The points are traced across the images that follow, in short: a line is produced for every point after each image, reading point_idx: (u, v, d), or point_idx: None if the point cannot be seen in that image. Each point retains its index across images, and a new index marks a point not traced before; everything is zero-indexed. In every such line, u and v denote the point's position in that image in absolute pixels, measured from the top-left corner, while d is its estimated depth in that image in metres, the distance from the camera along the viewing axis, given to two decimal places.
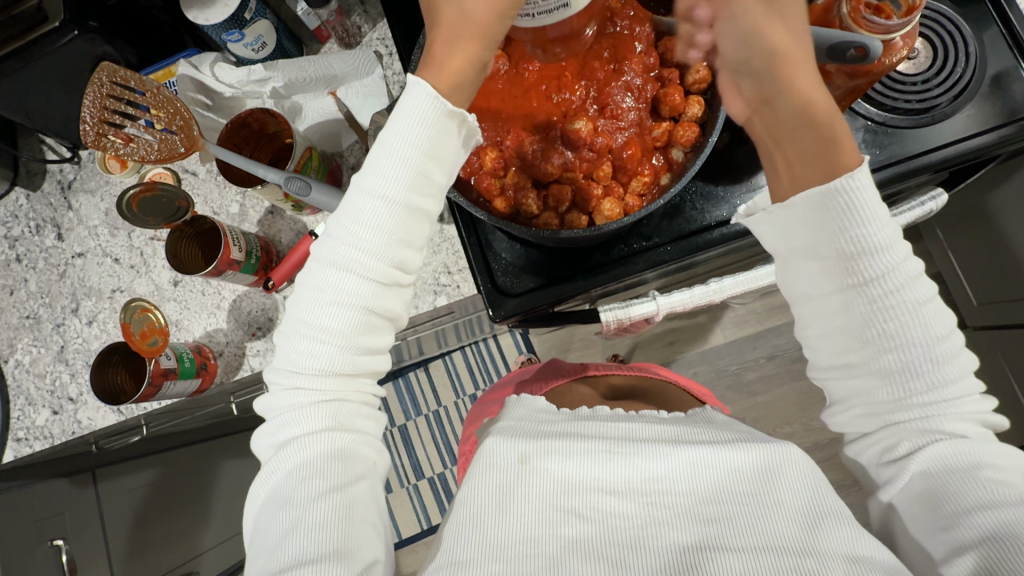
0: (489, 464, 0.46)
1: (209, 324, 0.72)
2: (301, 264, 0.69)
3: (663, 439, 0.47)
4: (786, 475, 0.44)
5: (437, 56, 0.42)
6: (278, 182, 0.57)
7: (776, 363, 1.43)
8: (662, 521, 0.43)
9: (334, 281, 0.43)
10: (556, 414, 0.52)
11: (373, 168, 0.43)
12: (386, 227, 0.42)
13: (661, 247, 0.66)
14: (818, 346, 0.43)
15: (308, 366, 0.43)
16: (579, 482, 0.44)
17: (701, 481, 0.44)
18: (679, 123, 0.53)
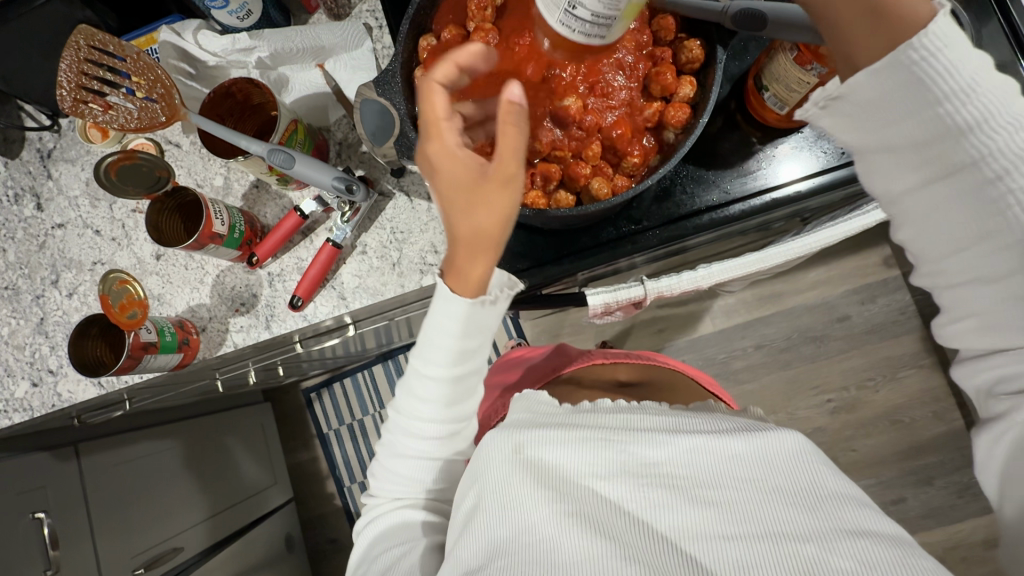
0: (490, 458, 0.48)
1: (192, 299, 0.71)
2: (286, 240, 0.68)
3: (659, 426, 0.47)
4: (780, 461, 0.44)
5: (466, 269, 0.44)
6: (261, 154, 0.57)
7: (765, 353, 1.44)
8: (660, 504, 0.42)
9: (407, 431, 0.55)
10: (556, 406, 0.53)
11: (416, 351, 0.51)
12: (435, 397, 0.51)
13: (651, 232, 0.66)
14: (922, 247, 0.42)
15: (395, 489, 0.57)
16: (575, 470, 0.45)
17: (699, 466, 0.44)
18: (670, 103, 0.52)
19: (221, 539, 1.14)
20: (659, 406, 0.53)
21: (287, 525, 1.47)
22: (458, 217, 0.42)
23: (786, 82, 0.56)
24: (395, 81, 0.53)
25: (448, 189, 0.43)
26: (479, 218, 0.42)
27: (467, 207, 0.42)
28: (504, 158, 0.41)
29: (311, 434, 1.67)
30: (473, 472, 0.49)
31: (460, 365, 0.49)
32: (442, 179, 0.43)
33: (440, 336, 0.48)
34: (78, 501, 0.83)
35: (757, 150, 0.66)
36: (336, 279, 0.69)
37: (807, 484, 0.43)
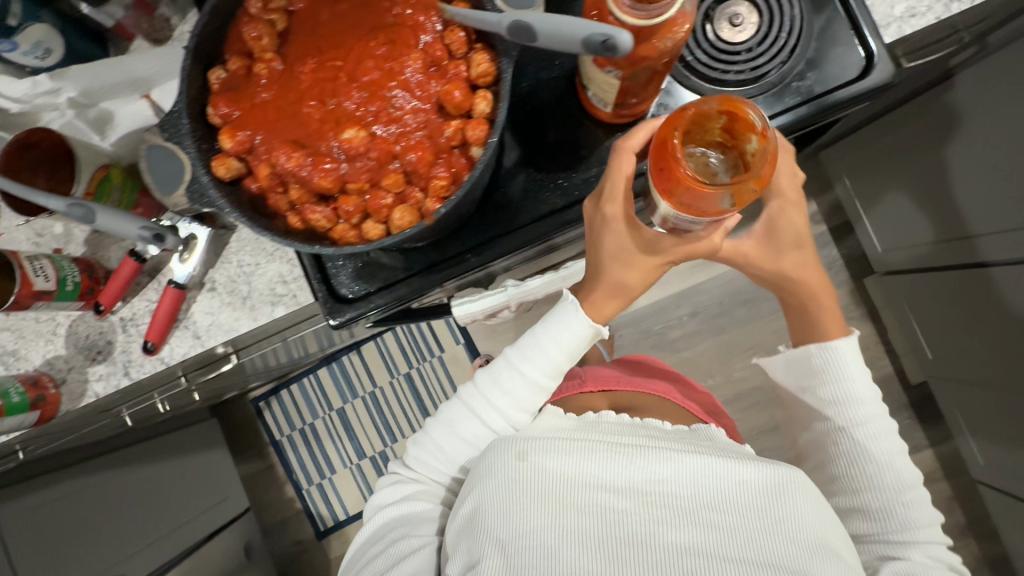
0: (510, 452, 0.56)
1: (48, 351, 0.69)
2: (130, 284, 0.67)
3: (667, 449, 0.57)
4: (784, 492, 0.53)
5: (601, 304, 0.62)
6: (61, 209, 0.54)
7: (699, 319, 1.57)
8: (665, 520, 0.51)
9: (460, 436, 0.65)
10: (563, 420, 0.63)
11: (518, 353, 0.64)
12: (514, 392, 0.64)
13: (496, 241, 0.66)
14: (789, 375, 0.71)
15: (439, 463, 0.67)
16: (579, 480, 0.54)
17: (700, 487, 0.53)
18: (468, 121, 0.51)
19: (164, 562, 1.18)
20: (659, 428, 0.63)
21: (244, 535, 1.51)
22: (610, 265, 0.59)
23: (603, 85, 0.55)
24: (179, 123, 0.51)
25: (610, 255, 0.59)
26: (626, 274, 0.59)
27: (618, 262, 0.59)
28: (662, 245, 0.58)
29: (265, 443, 1.69)
30: (481, 477, 0.57)
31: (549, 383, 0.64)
32: (606, 246, 0.59)
33: (540, 355, 0.63)
34: None
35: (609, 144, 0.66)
36: (189, 318, 0.68)
37: (778, 510, 0.52)
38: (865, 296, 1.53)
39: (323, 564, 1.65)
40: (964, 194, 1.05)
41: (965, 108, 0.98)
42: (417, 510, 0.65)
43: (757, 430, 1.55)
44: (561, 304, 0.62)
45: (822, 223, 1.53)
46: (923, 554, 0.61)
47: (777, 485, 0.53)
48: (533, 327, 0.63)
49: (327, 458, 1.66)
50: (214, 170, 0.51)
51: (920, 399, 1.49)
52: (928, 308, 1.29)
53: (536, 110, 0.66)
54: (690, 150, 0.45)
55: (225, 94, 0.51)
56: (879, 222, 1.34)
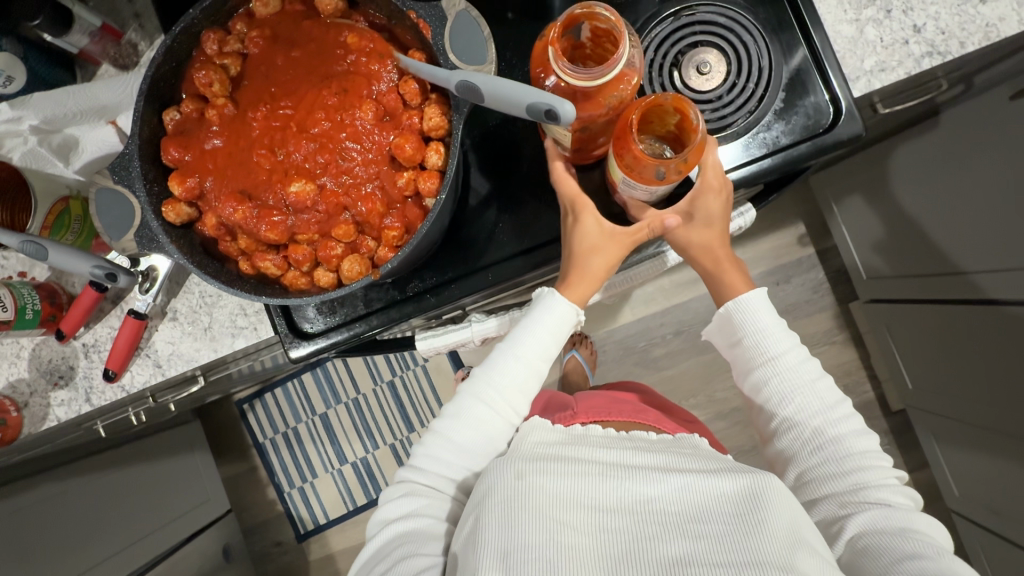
0: (498, 471, 0.52)
1: (11, 374, 0.70)
2: (93, 311, 0.67)
3: (653, 464, 0.53)
4: (779, 503, 0.48)
5: (577, 285, 0.60)
6: (15, 246, 0.54)
7: (683, 338, 1.57)
8: (653, 536, 0.48)
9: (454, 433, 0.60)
10: (551, 431, 0.60)
11: (518, 340, 0.61)
12: (515, 379, 0.61)
13: (458, 281, 0.66)
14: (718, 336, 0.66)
15: (435, 466, 0.60)
16: (572, 500, 0.50)
17: (691, 500, 0.49)
18: (420, 173, 0.50)
19: (139, 566, 1.20)
20: (645, 439, 0.60)
21: (223, 537, 1.53)
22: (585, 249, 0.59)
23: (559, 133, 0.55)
24: (129, 167, 0.50)
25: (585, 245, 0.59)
26: (600, 262, 0.60)
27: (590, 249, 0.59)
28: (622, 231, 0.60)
29: (248, 445, 1.70)
30: (476, 502, 0.51)
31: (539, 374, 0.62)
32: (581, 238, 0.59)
33: (530, 340, 0.60)
34: None
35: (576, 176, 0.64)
36: (150, 347, 0.68)
37: (785, 529, 0.46)
38: (849, 320, 1.52)
39: (302, 565, 1.67)
40: (946, 229, 1.04)
41: (949, 146, 0.98)
42: (423, 526, 0.56)
43: (736, 450, 1.55)
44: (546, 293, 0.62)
45: (810, 245, 1.53)
46: (880, 491, 0.54)
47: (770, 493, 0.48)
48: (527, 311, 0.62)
49: (309, 461, 1.67)
50: (166, 216, 0.51)
51: (900, 425, 1.49)
52: (908, 337, 1.28)
53: (502, 148, 0.65)
54: (643, 159, 0.48)
55: (176, 139, 0.51)
56: (861, 248, 1.32)
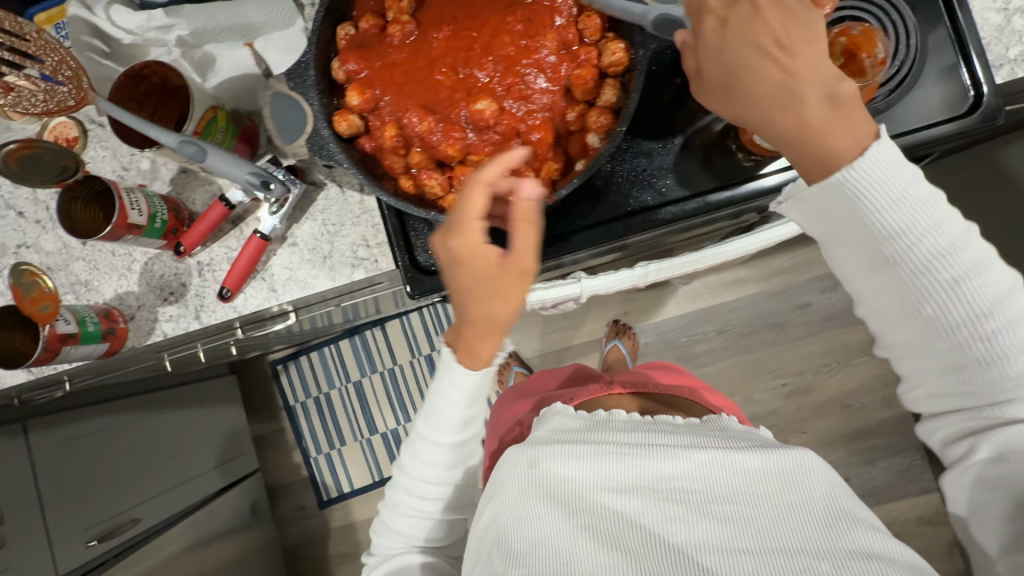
0: (513, 461, 0.50)
1: (120, 286, 0.70)
2: (213, 229, 0.66)
3: (675, 441, 0.48)
4: (797, 479, 0.45)
5: (474, 345, 0.51)
6: (172, 145, 0.54)
7: (725, 336, 1.59)
8: (679, 518, 0.43)
9: (412, 494, 0.59)
10: (573, 420, 0.54)
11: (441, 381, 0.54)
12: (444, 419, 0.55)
13: (584, 232, 0.66)
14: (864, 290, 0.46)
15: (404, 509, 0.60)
16: (586, 486, 0.46)
17: (716, 478, 0.45)
18: (592, 108, 0.51)
19: (178, 510, 1.20)
20: (671, 419, 0.54)
21: (251, 494, 1.52)
22: (478, 310, 0.47)
23: None
24: (306, 74, 0.50)
25: (510, 305, 0.48)
26: (498, 311, 0.47)
27: (493, 301, 0.47)
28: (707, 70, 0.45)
29: (278, 406, 1.69)
30: (493, 491, 0.51)
31: (464, 432, 0.56)
32: (475, 295, 0.47)
33: (453, 407, 0.55)
34: (25, 473, 0.91)
35: (705, 122, 0.66)
36: (266, 271, 0.68)
37: (821, 500, 0.44)
38: None
39: (323, 533, 1.66)
40: None
41: None
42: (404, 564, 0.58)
43: None
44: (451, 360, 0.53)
45: None
46: None
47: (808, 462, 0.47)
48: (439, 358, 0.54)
49: (338, 428, 1.67)
50: (336, 125, 0.51)
51: None
52: None
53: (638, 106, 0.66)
54: None
55: (353, 52, 0.51)
56: None
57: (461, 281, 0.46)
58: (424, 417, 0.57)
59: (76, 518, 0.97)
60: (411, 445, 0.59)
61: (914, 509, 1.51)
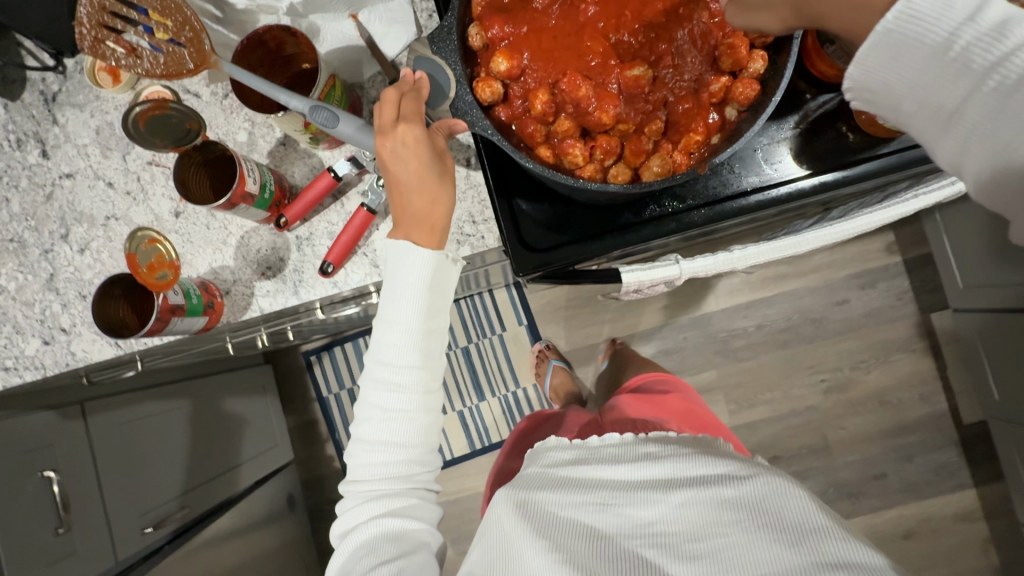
0: (494, 509, 0.56)
1: (214, 260, 0.68)
2: (316, 203, 0.65)
3: (655, 482, 0.54)
4: (767, 503, 0.50)
5: (427, 224, 0.51)
6: (302, 111, 0.53)
7: (764, 332, 1.59)
8: (659, 559, 0.48)
9: (380, 388, 0.53)
10: (565, 455, 0.62)
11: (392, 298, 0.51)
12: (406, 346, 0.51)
13: (694, 211, 0.66)
14: None
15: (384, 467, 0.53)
16: (566, 526, 0.52)
17: (689, 517, 0.51)
18: (739, 79, 0.50)
19: (223, 498, 1.18)
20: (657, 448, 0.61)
21: (287, 485, 1.50)
22: (431, 182, 0.50)
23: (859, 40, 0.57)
24: (449, 38, 0.50)
25: (441, 204, 0.51)
26: (446, 188, 0.51)
27: (440, 175, 0.51)
28: None
29: (310, 398, 1.66)
30: (483, 531, 0.56)
31: (434, 320, 0.52)
32: (424, 186, 0.50)
33: (412, 293, 0.51)
34: (86, 455, 0.89)
35: (817, 103, 0.67)
36: (368, 246, 0.67)
37: (795, 520, 0.49)
38: (929, 330, 1.56)
39: None
40: None
41: None
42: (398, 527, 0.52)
43: (806, 449, 1.57)
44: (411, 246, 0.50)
45: (897, 253, 1.56)
46: None
47: (779, 487, 0.52)
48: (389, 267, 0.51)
49: None
50: (478, 92, 0.51)
51: (971, 437, 1.53)
52: (998, 348, 1.31)
53: None
54: None
55: (495, 17, 0.51)
56: (961, 257, 1.37)
57: (418, 155, 0.49)
58: (386, 299, 0.52)
59: (133, 505, 0.95)
60: (377, 332, 0.53)
61: (950, 505, 1.52)
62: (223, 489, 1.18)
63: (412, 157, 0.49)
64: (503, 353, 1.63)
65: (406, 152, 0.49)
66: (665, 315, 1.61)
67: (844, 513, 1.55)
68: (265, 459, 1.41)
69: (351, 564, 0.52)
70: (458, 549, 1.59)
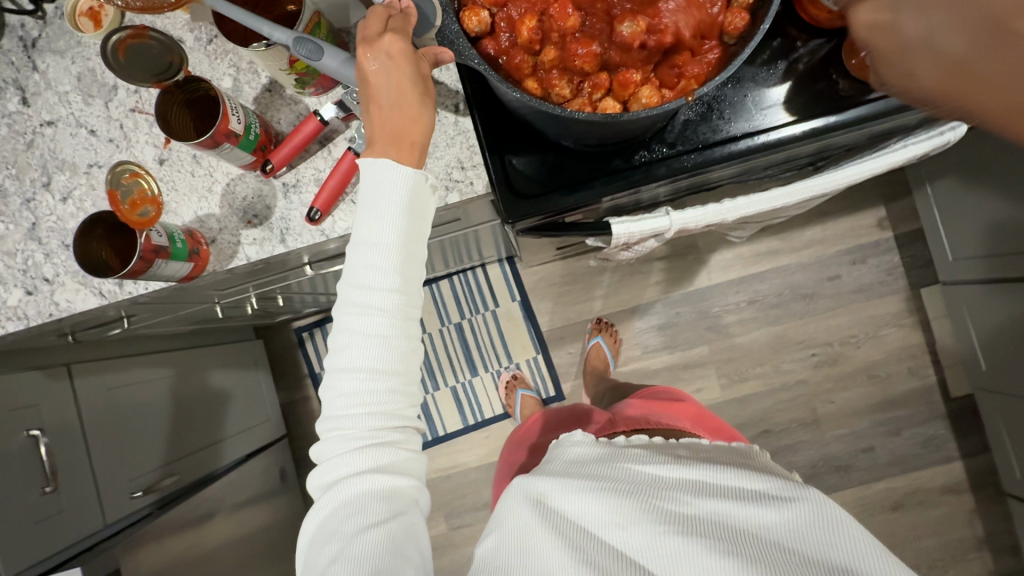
0: (521, 500, 0.60)
1: (200, 209, 0.67)
2: (303, 148, 0.64)
3: (687, 488, 0.58)
4: (807, 528, 0.52)
5: (403, 142, 0.50)
6: (285, 43, 0.51)
7: (756, 307, 1.60)
8: (670, 549, 0.52)
9: (355, 313, 0.50)
10: (591, 453, 0.65)
11: (368, 220, 0.50)
12: (384, 264, 0.50)
13: (684, 156, 0.65)
14: None
15: (370, 419, 0.50)
16: (588, 524, 0.56)
17: (718, 525, 0.53)
18: (728, 10, 0.50)
19: (214, 469, 1.17)
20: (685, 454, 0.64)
21: (280, 460, 1.49)
22: (405, 96, 0.49)
23: None
24: None
25: (420, 122, 0.51)
26: (423, 105, 0.51)
27: (417, 91, 0.50)
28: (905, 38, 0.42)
29: (302, 375, 1.66)
30: (498, 521, 0.61)
31: (412, 242, 0.51)
32: (399, 100, 0.50)
33: (390, 211, 0.50)
34: (72, 418, 0.88)
35: (808, 49, 0.67)
36: (355, 193, 0.66)
37: (831, 551, 0.50)
38: (919, 305, 1.56)
39: None
40: None
41: None
42: (383, 484, 0.50)
43: (797, 423, 1.58)
44: (384, 161, 0.49)
45: (889, 229, 1.57)
46: None
47: (828, 515, 0.53)
48: (362, 187, 0.50)
49: None
50: (464, 22, 0.50)
51: (959, 411, 1.54)
52: (989, 322, 1.32)
53: None
54: None
55: None
56: (952, 230, 1.37)
57: (396, 68, 0.49)
58: (362, 219, 0.50)
59: (121, 469, 0.94)
60: (353, 253, 0.51)
61: (937, 478, 1.53)
62: (213, 458, 1.17)
63: (390, 69, 0.49)
64: (496, 329, 1.63)
65: (383, 63, 0.49)
66: (657, 291, 1.61)
67: (834, 486, 1.57)
68: (257, 433, 1.40)
69: (333, 524, 0.50)
70: (451, 524, 1.59)
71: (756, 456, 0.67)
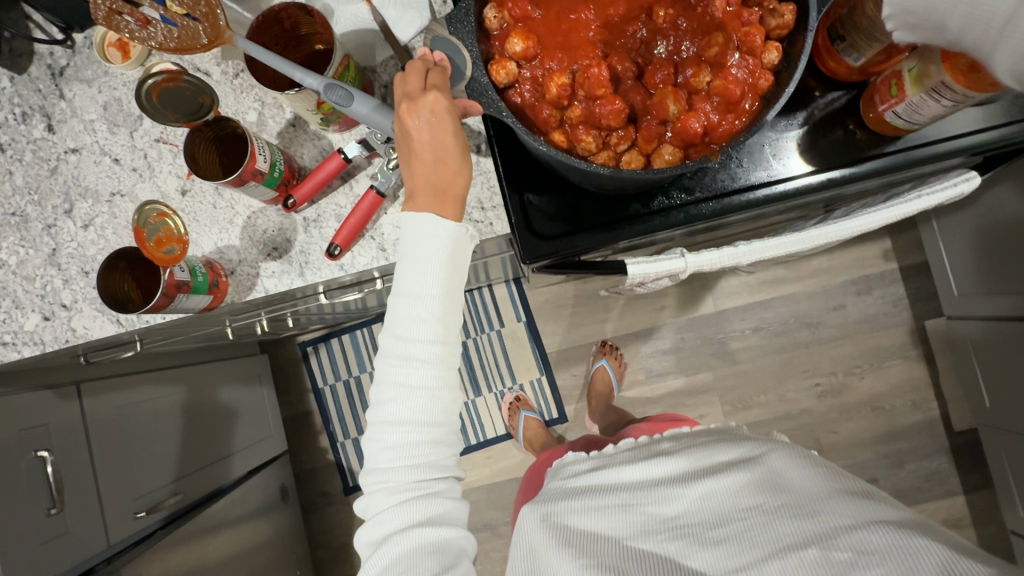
0: (528, 519, 0.63)
1: (220, 240, 0.67)
2: (325, 184, 0.64)
3: (676, 479, 0.61)
4: (782, 480, 0.58)
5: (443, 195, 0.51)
6: (316, 88, 0.52)
7: (761, 335, 1.60)
8: (678, 550, 0.54)
9: (394, 363, 0.51)
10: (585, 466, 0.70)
11: (412, 271, 0.50)
12: (429, 314, 0.51)
13: (703, 203, 0.66)
14: None
15: (413, 467, 0.51)
16: (597, 532, 0.57)
17: (709, 510, 0.57)
18: (754, 69, 0.50)
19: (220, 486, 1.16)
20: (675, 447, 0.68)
21: (282, 477, 1.48)
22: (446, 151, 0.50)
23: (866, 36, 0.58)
24: (468, 18, 0.49)
25: (460, 175, 0.51)
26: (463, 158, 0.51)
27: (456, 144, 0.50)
28: None
29: (306, 389, 1.65)
30: (515, 551, 0.63)
31: (454, 290, 0.52)
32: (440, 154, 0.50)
33: (435, 263, 0.50)
34: (80, 439, 0.87)
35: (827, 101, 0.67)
36: (375, 229, 0.67)
37: (807, 491, 0.56)
38: (924, 337, 1.57)
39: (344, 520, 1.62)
40: None
41: None
42: (437, 535, 0.50)
43: None
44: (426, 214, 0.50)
45: (894, 261, 1.57)
46: None
47: (797, 467, 0.60)
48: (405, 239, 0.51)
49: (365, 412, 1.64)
50: (493, 74, 0.51)
51: (962, 445, 1.54)
52: (994, 359, 1.32)
53: None
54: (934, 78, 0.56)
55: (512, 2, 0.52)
56: (958, 266, 1.38)
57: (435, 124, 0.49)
58: (404, 269, 0.51)
59: (126, 488, 0.93)
60: (395, 306, 0.51)
61: (940, 512, 1.53)
62: (218, 475, 1.16)
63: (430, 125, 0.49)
64: (500, 349, 1.63)
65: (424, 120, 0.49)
66: (663, 316, 1.62)
67: None
68: (261, 449, 1.40)
69: None
70: None
71: (732, 431, 0.74)
